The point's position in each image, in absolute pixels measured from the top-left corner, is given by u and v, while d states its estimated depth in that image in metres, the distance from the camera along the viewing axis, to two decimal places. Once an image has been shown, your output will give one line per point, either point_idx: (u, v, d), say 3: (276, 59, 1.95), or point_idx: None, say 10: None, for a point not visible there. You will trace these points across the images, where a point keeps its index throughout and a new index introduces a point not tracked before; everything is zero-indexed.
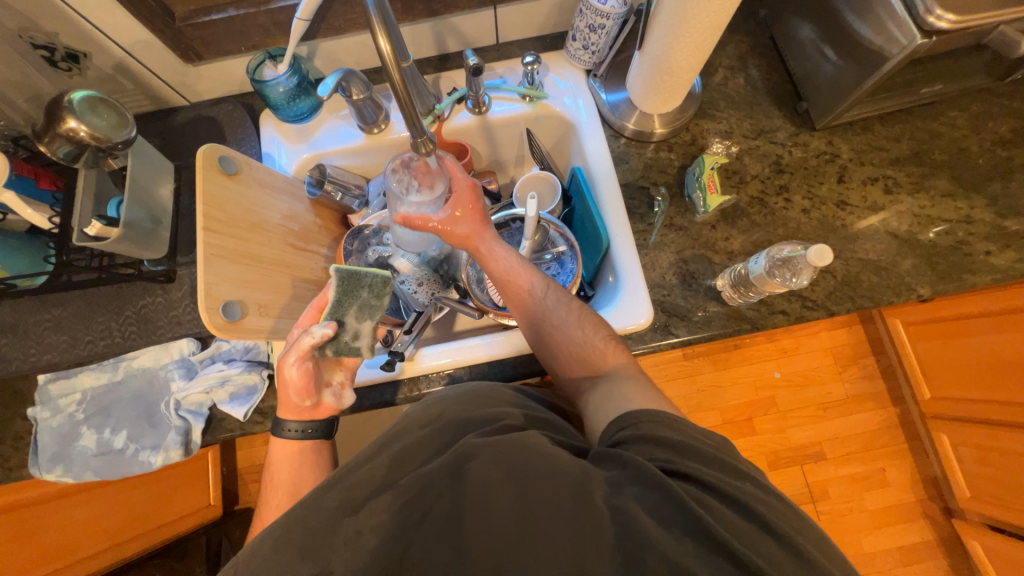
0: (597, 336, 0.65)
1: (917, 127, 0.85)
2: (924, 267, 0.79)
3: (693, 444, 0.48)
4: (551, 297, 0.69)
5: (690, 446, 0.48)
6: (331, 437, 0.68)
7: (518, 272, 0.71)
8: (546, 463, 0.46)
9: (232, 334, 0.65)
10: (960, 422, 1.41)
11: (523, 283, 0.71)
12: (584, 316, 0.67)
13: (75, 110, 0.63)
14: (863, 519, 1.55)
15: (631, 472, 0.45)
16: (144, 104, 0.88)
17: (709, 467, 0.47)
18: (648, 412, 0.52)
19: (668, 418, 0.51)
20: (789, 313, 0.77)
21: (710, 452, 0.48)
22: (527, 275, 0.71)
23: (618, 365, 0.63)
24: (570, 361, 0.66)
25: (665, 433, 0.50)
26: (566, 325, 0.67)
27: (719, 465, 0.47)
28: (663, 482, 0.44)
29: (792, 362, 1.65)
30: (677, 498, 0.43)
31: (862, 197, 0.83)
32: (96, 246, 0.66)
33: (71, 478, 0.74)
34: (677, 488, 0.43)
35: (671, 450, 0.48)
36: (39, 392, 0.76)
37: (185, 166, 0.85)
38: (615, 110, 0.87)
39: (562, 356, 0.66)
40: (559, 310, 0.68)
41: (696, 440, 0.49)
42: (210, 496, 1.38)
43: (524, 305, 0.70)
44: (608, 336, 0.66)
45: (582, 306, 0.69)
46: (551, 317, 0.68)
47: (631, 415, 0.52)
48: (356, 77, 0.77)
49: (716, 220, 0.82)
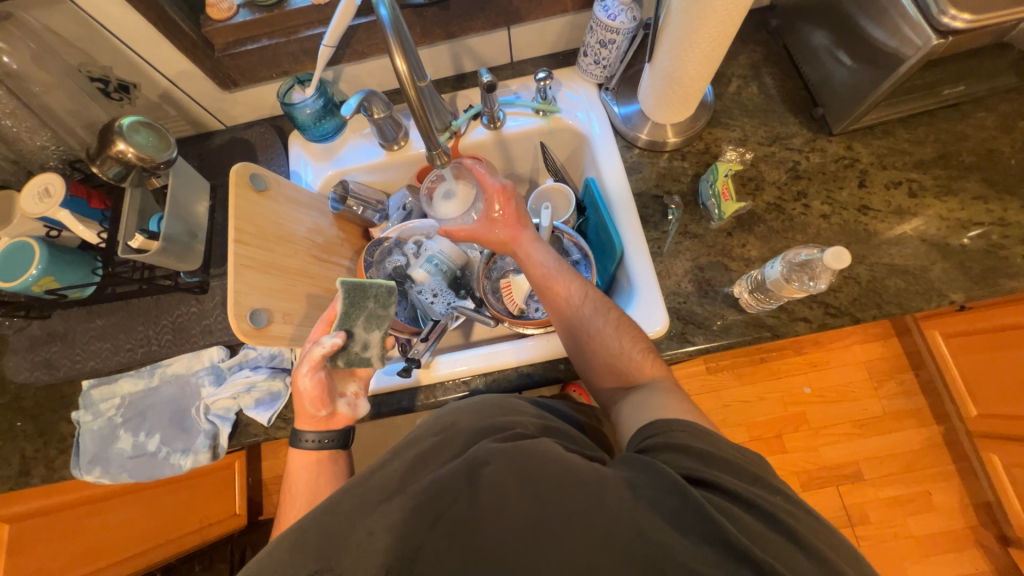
0: (633, 348, 0.65)
1: (942, 130, 0.83)
2: (956, 272, 0.76)
3: (720, 454, 0.48)
4: (588, 306, 0.69)
5: (718, 457, 0.47)
6: (348, 448, 0.69)
7: (556, 279, 0.71)
8: (558, 468, 0.45)
9: (259, 340, 0.69)
10: (1012, 441, 1.32)
11: (559, 289, 0.71)
12: (621, 326, 0.66)
13: (123, 133, 0.69)
14: (908, 546, 1.45)
15: (653, 478, 0.44)
16: (186, 129, 0.95)
17: (737, 479, 0.46)
18: (679, 422, 0.51)
19: (697, 428, 0.51)
20: (811, 320, 0.75)
21: (739, 463, 0.47)
22: (566, 282, 0.71)
23: (654, 379, 0.62)
24: (606, 371, 0.66)
25: (695, 443, 0.49)
26: (603, 335, 0.66)
27: (745, 476, 0.46)
28: (686, 491, 0.43)
29: (823, 376, 1.59)
30: (698, 505, 0.42)
31: (885, 201, 0.81)
32: (137, 258, 0.71)
33: (108, 480, 0.78)
34: (700, 497, 0.42)
35: (700, 461, 0.47)
36: (83, 397, 0.81)
37: (220, 185, 0.91)
38: (627, 121, 0.88)
39: (598, 366, 0.66)
40: (596, 319, 0.67)
41: (725, 451, 0.48)
42: (237, 504, 1.41)
43: (560, 311, 0.70)
44: (645, 348, 0.65)
45: (619, 315, 0.68)
46: (587, 326, 0.67)
47: (659, 425, 0.52)
48: (377, 98, 0.81)
49: (731, 227, 0.82)
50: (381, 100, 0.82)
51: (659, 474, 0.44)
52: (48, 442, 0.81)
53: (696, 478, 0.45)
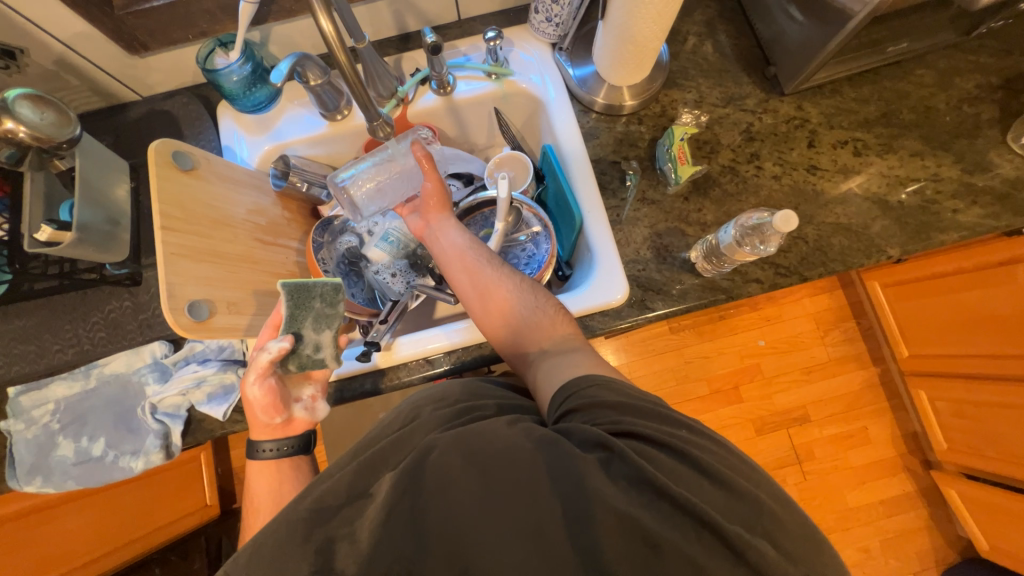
0: (547, 305, 0.65)
1: (885, 88, 0.85)
2: (894, 228, 0.79)
3: (633, 400, 0.50)
4: (504, 266, 0.69)
5: (627, 402, 0.50)
6: (310, 451, 0.67)
7: (474, 240, 0.71)
8: (502, 444, 0.46)
9: (201, 334, 0.64)
10: (938, 378, 1.45)
11: (478, 249, 0.70)
12: (536, 285, 0.67)
13: (9, 108, 0.60)
14: (848, 476, 1.61)
15: (577, 437, 0.47)
16: (94, 101, 0.84)
17: (650, 420, 0.49)
18: (586, 378, 0.53)
19: (607, 381, 0.53)
20: (763, 281, 0.77)
21: (649, 405, 0.50)
22: (475, 249, 0.70)
23: (566, 336, 0.63)
24: (521, 330, 0.63)
25: (604, 393, 0.51)
26: (520, 291, 0.66)
27: (656, 417, 0.49)
28: (607, 442, 0.45)
29: (776, 329, 1.68)
30: (620, 453, 0.45)
31: (832, 160, 0.83)
32: (50, 251, 0.64)
33: (52, 488, 0.73)
34: (621, 445, 0.45)
35: (615, 410, 0.49)
36: (10, 405, 0.74)
37: (142, 164, 0.82)
38: (584, 84, 0.85)
39: (511, 327, 0.64)
40: (513, 277, 0.67)
41: (637, 396, 0.51)
42: (207, 496, 1.36)
43: (475, 272, 0.68)
44: (558, 305, 0.66)
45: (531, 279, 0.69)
46: (503, 284, 0.66)
47: (572, 385, 0.53)
48: (311, 61, 0.74)
49: (688, 191, 0.82)
50: (320, 65, 0.75)
51: (578, 431, 0.47)
52: None
53: (616, 428, 0.47)
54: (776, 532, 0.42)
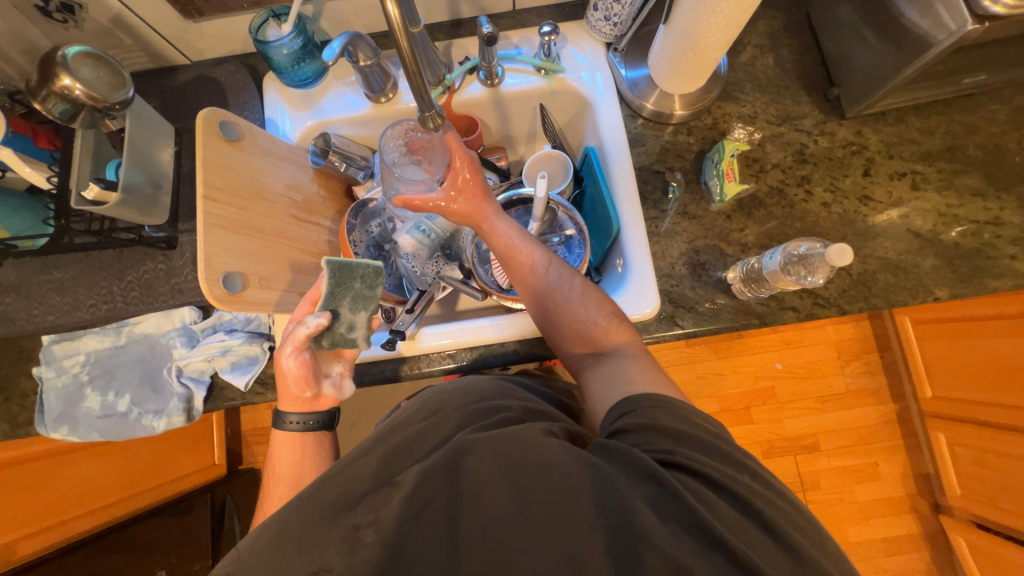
0: (600, 313, 0.65)
1: (953, 120, 0.81)
2: (945, 269, 0.76)
3: (687, 430, 0.50)
4: (553, 272, 0.68)
5: (713, 446, 0.49)
6: (333, 428, 0.68)
7: (520, 247, 0.70)
8: (538, 459, 0.47)
9: (232, 305, 0.64)
10: (961, 423, 1.41)
11: (525, 257, 0.70)
12: (586, 293, 0.66)
13: (69, 66, 0.60)
14: (852, 510, 1.58)
15: (628, 466, 0.47)
16: (145, 62, 0.84)
17: (711, 458, 0.48)
18: (649, 397, 0.53)
19: (669, 405, 0.52)
20: (800, 310, 0.75)
21: (708, 440, 0.49)
22: (533, 251, 0.70)
23: (621, 344, 0.63)
24: (571, 334, 0.65)
25: (664, 419, 0.51)
26: (569, 302, 0.66)
27: (714, 454, 0.48)
28: (658, 475, 0.45)
29: (795, 354, 1.64)
30: (673, 492, 0.44)
31: (886, 192, 0.79)
32: (94, 210, 0.64)
33: (76, 438, 0.75)
34: (673, 480, 0.45)
35: (673, 439, 0.49)
36: (44, 352, 0.77)
37: (187, 130, 0.82)
38: (634, 87, 0.82)
39: (564, 336, 0.66)
40: (561, 287, 0.67)
41: (696, 429, 0.50)
42: (215, 455, 1.42)
43: (527, 280, 0.69)
44: (612, 314, 0.65)
45: (585, 282, 0.67)
46: (553, 293, 0.67)
47: (629, 402, 0.53)
48: (363, 42, 0.73)
49: (732, 209, 0.79)
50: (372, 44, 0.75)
51: (629, 460, 0.47)
52: (8, 398, 0.77)
53: (668, 459, 0.47)
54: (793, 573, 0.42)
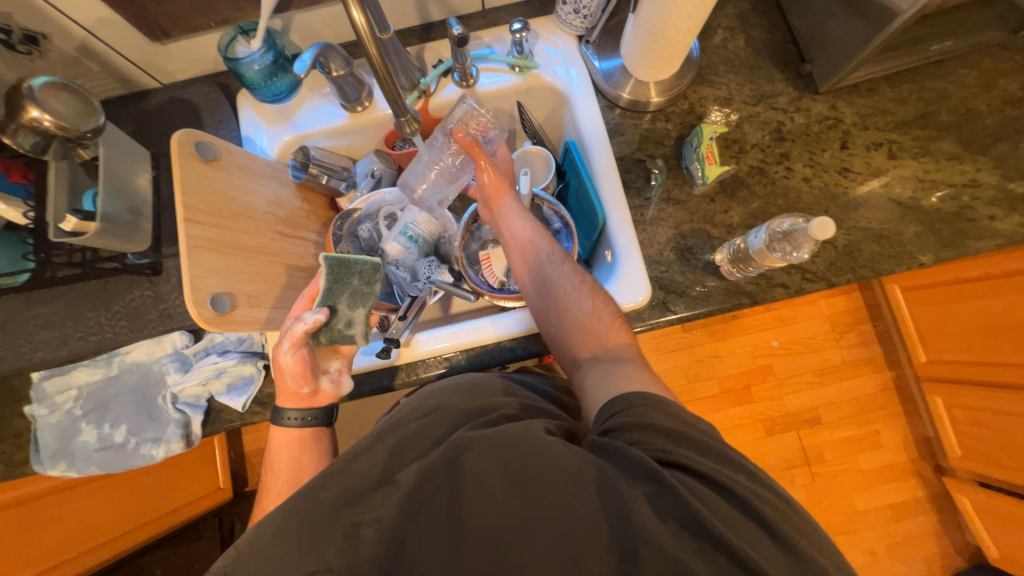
0: (604, 311, 0.65)
1: (923, 88, 0.82)
2: (927, 235, 0.77)
3: (684, 430, 0.49)
4: (563, 267, 0.69)
5: (707, 445, 0.48)
6: (330, 425, 0.68)
7: (529, 239, 0.71)
8: (537, 454, 0.48)
9: (222, 326, 0.64)
10: (956, 385, 1.43)
11: (534, 249, 0.71)
12: (593, 290, 0.67)
13: (36, 98, 0.59)
14: (858, 479, 1.60)
15: (625, 463, 0.46)
16: (114, 87, 0.83)
17: (705, 456, 0.47)
18: (641, 395, 0.52)
19: (663, 404, 0.51)
20: (789, 286, 0.76)
21: (704, 440, 0.48)
22: (540, 244, 0.71)
23: (621, 344, 0.63)
24: (574, 330, 0.65)
25: (662, 419, 0.50)
26: (575, 296, 0.66)
27: (710, 453, 0.48)
28: (657, 474, 0.44)
29: (790, 330, 1.66)
30: (671, 489, 0.44)
31: (865, 163, 0.80)
32: (74, 241, 0.64)
33: (75, 473, 0.74)
34: (671, 478, 0.44)
35: (669, 439, 0.48)
36: (34, 390, 0.76)
37: (163, 154, 0.81)
38: (609, 78, 0.83)
39: (566, 330, 0.66)
40: (571, 280, 0.67)
41: (693, 428, 0.49)
42: (220, 479, 1.41)
43: (535, 272, 0.70)
44: (614, 314, 0.66)
45: (591, 280, 0.68)
46: (561, 286, 0.67)
47: (621, 401, 0.52)
48: (334, 52, 0.72)
49: (714, 192, 0.80)
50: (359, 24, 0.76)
51: (624, 459, 0.47)
52: (2, 439, 0.76)
53: (665, 457, 0.46)
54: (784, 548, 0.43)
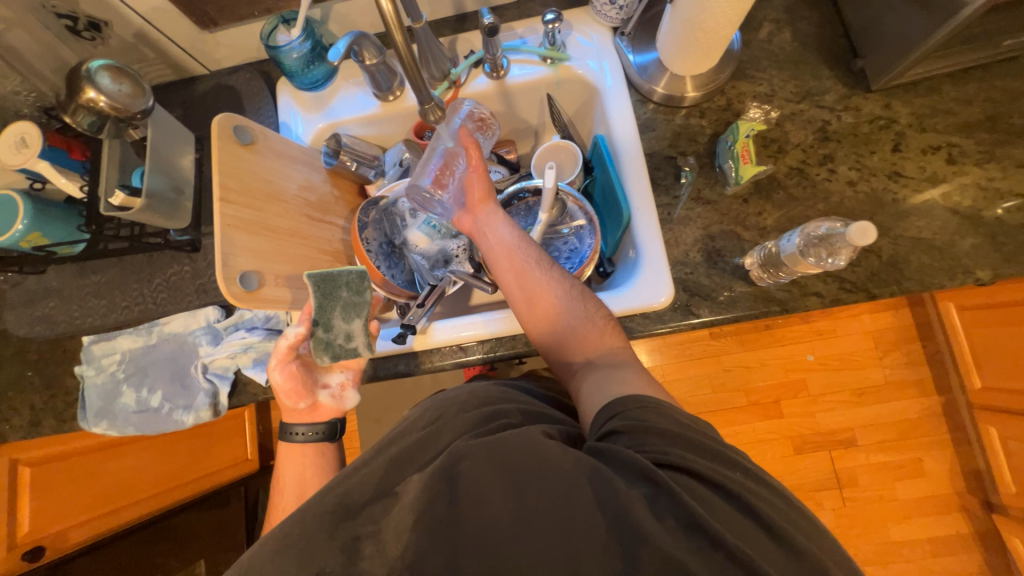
0: (597, 314, 0.65)
1: (993, 87, 0.75)
2: (987, 247, 0.71)
3: (681, 432, 0.49)
4: (552, 274, 0.67)
5: (703, 445, 0.49)
6: (336, 439, 0.70)
7: (517, 244, 0.70)
8: (534, 458, 0.48)
9: (250, 304, 0.67)
10: (1015, 416, 1.31)
11: (521, 255, 0.69)
12: (584, 294, 0.67)
13: (93, 79, 0.64)
14: (894, 508, 1.50)
15: (623, 467, 0.47)
16: (166, 73, 0.88)
17: (702, 457, 0.48)
18: (637, 399, 0.53)
19: (660, 407, 0.52)
20: (824, 296, 0.71)
21: (699, 440, 0.49)
22: (527, 250, 0.69)
23: (615, 349, 0.63)
24: (567, 336, 0.64)
25: (657, 420, 0.50)
26: (568, 300, 0.65)
27: (704, 454, 0.48)
28: (653, 475, 0.45)
29: (828, 345, 1.57)
30: (668, 490, 0.44)
31: (919, 167, 0.74)
32: (121, 215, 0.68)
33: (116, 431, 0.80)
34: (668, 479, 0.45)
35: (665, 440, 0.49)
36: (84, 352, 0.81)
37: (206, 137, 0.86)
38: (644, 72, 0.80)
39: (558, 336, 0.65)
40: (560, 286, 0.66)
41: (687, 428, 0.50)
42: (248, 450, 1.48)
43: (522, 279, 0.67)
44: (607, 317, 0.65)
45: (582, 285, 0.68)
46: (550, 293, 0.66)
47: (618, 404, 0.53)
48: (367, 40, 0.74)
49: (748, 192, 0.76)
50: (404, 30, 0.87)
51: (623, 465, 0.47)
52: (54, 396, 0.83)
53: (663, 459, 0.47)
54: (781, 554, 0.43)
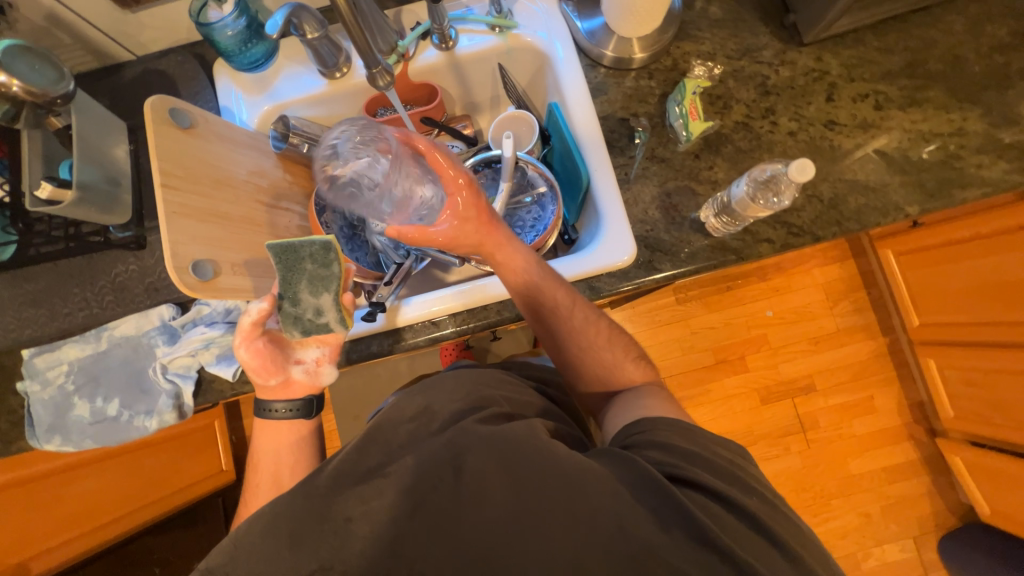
0: (625, 356, 0.71)
1: (911, 36, 0.80)
2: (913, 186, 0.76)
3: (698, 452, 0.53)
4: (578, 314, 0.69)
5: (715, 463, 0.52)
6: (315, 414, 0.72)
7: (545, 285, 0.69)
8: (536, 460, 0.50)
9: (206, 293, 0.64)
10: (951, 348, 1.44)
11: (550, 297, 0.69)
12: (610, 335, 0.71)
13: (2, 62, 0.58)
14: (852, 444, 1.62)
15: (634, 475, 0.49)
16: (87, 61, 0.82)
17: (715, 476, 0.51)
18: (666, 421, 0.57)
19: (680, 428, 0.56)
20: (775, 241, 0.75)
21: (718, 462, 0.52)
22: (553, 292, 0.69)
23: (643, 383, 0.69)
24: (597, 374, 0.70)
25: (677, 441, 0.54)
26: (596, 343, 0.70)
27: (720, 476, 0.51)
28: (665, 487, 0.47)
29: (784, 299, 1.66)
30: (679, 503, 0.46)
31: (851, 115, 0.79)
32: (51, 210, 0.63)
33: (71, 447, 0.75)
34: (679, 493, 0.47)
35: (682, 459, 0.52)
36: (26, 367, 0.76)
37: (140, 127, 0.80)
38: (592, 37, 0.81)
39: (588, 375, 0.71)
40: (587, 329, 0.70)
41: (702, 447, 0.53)
42: (222, 462, 1.41)
43: (551, 321, 0.70)
44: (634, 356, 0.71)
45: (608, 324, 0.71)
46: (578, 337, 0.70)
47: (646, 423, 0.57)
48: (306, 13, 0.71)
49: (699, 149, 0.79)
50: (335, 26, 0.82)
51: (627, 463, 0.50)
52: None
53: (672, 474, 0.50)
54: None
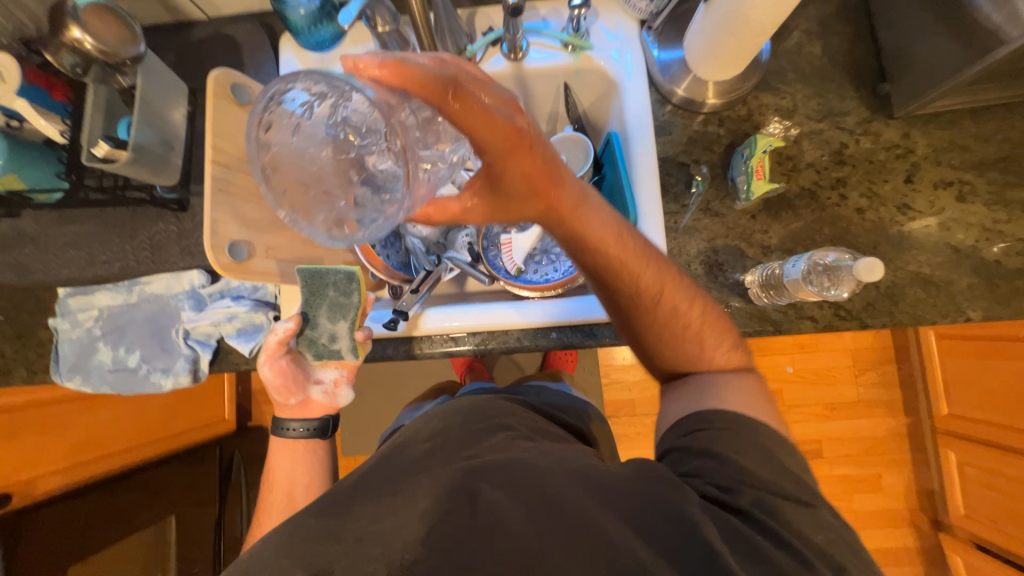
0: (716, 342, 0.62)
1: (1015, 127, 0.74)
2: (981, 289, 0.71)
3: (756, 467, 0.51)
4: (670, 298, 0.60)
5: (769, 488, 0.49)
6: (329, 434, 0.76)
7: (639, 260, 0.58)
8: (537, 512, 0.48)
9: (238, 275, 0.64)
10: (977, 445, 1.37)
11: (641, 276, 0.58)
12: (701, 318, 0.61)
13: (79, 17, 0.59)
14: (850, 518, 1.57)
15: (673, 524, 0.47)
16: (160, 15, 0.82)
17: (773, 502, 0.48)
18: (730, 417, 0.55)
19: (747, 425, 0.54)
20: (818, 320, 0.72)
21: (780, 480, 0.50)
22: (646, 269, 0.58)
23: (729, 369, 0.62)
24: (679, 358, 0.62)
25: (740, 443, 0.52)
26: (683, 329, 0.61)
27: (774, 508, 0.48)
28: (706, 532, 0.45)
29: (809, 359, 1.60)
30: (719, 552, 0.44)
31: (929, 202, 0.74)
32: (104, 168, 0.65)
33: (89, 388, 0.78)
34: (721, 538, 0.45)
35: (742, 471, 0.50)
36: (60, 305, 0.78)
37: (200, 90, 0.80)
38: (666, 71, 0.78)
39: (667, 358, 0.63)
40: (676, 315, 0.60)
41: (762, 463, 0.51)
42: (225, 412, 1.50)
43: (637, 302, 0.60)
44: (726, 342, 0.62)
45: (702, 307, 0.62)
46: (664, 321, 0.61)
47: (710, 416, 0.56)
48: (381, 5, 0.69)
49: (757, 209, 0.75)
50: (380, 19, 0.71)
51: (660, 485, 0.50)
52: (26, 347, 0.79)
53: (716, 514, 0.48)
54: None
